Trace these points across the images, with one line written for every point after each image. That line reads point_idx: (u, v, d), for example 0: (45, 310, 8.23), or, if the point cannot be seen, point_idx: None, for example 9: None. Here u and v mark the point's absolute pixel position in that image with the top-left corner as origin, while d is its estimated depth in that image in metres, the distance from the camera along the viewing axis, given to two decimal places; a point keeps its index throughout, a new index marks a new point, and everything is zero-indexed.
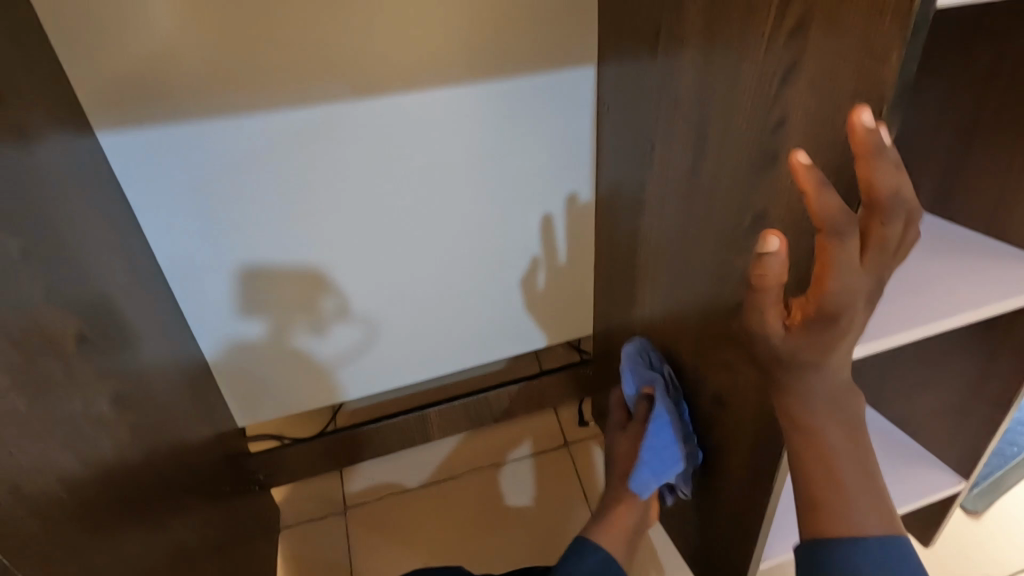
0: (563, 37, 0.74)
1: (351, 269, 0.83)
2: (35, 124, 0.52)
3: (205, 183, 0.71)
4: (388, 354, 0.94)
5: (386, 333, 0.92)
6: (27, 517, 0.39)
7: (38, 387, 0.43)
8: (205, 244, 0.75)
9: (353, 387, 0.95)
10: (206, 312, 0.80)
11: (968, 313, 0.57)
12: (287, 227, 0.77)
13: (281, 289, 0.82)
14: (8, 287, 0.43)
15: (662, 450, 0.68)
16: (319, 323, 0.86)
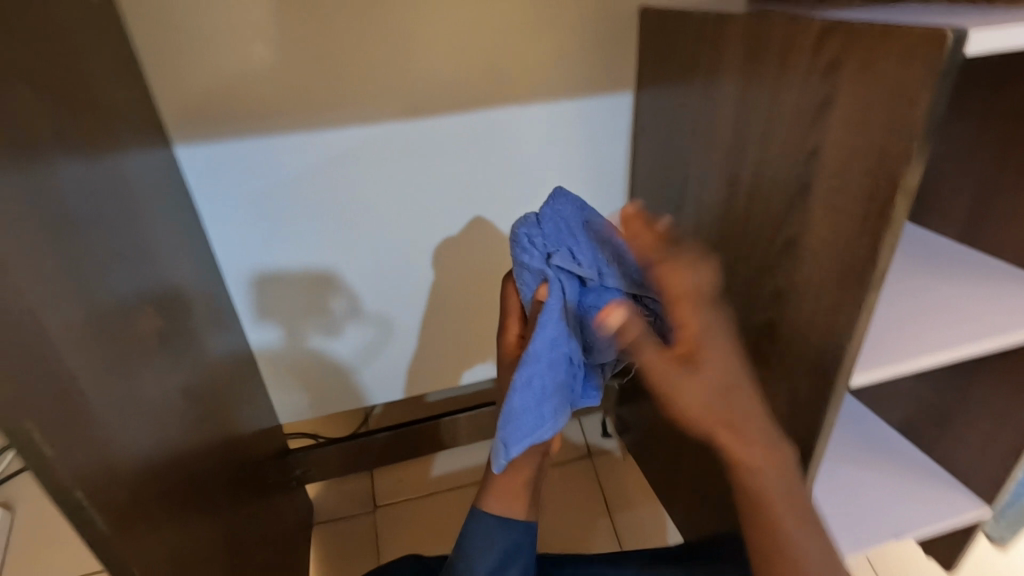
0: (602, 64, 0.79)
1: (368, 273, 0.87)
2: (127, 137, 0.58)
3: (246, 192, 0.76)
4: (400, 356, 0.97)
5: (398, 335, 0.94)
6: (118, 491, 0.43)
7: (127, 375, 0.48)
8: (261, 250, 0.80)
9: (371, 390, 0.99)
10: (258, 313, 0.85)
11: (988, 340, 0.60)
12: (332, 234, 0.82)
13: (303, 293, 0.86)
14: (107, 284, 0.48)
15: (532, 411, 0.54)
16: (333, 324, 0.90)
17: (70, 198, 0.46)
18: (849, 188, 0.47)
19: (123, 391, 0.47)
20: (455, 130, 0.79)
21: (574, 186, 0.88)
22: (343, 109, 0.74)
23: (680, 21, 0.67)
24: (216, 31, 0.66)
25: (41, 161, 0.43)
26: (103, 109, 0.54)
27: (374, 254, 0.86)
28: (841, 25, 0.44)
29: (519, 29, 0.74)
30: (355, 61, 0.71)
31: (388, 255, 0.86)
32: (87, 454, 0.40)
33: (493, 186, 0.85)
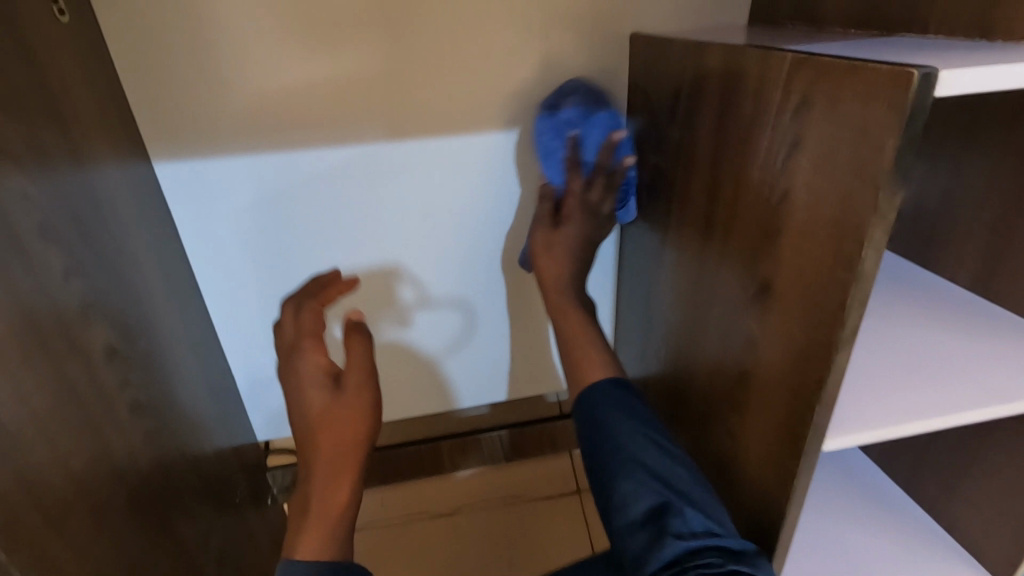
0: (591, 91, 0.77)
1: (427, 261, 0.85)
2: (98, 151, 0.58)
3: (245, 206, 0.76)
4: (489, 337, 0.95)
5: (482, 316, 0.92)
6: (33, 514, 0.42)
7: (65, 391, 0.47)
8: (241, 267, 0.80)
9: (458, 376, 0.98)
10: (237, 333, 0.85)
11: (984, 410, 0.54)
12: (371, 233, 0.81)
13: (365, 287, 0.85)
14: (50, 303, 0.47)
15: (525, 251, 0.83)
16: (404, 315, 0.89)
17: (20, 213, 0.45)
18: (818, 233, 0.43)
19: (57, 409, 0.46)
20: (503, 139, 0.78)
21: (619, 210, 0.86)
22: (325, 129, 0.73)
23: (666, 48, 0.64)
24: (200, 51, 0.66)
25: None
26: (74, 125, 0.54)
27: (437, 255, 0.85)
28: (807, 59, 0.41)
29: (508, 53, 0.73)
30: (340, 83, 0.71)
31: (376, 274, 0.85)
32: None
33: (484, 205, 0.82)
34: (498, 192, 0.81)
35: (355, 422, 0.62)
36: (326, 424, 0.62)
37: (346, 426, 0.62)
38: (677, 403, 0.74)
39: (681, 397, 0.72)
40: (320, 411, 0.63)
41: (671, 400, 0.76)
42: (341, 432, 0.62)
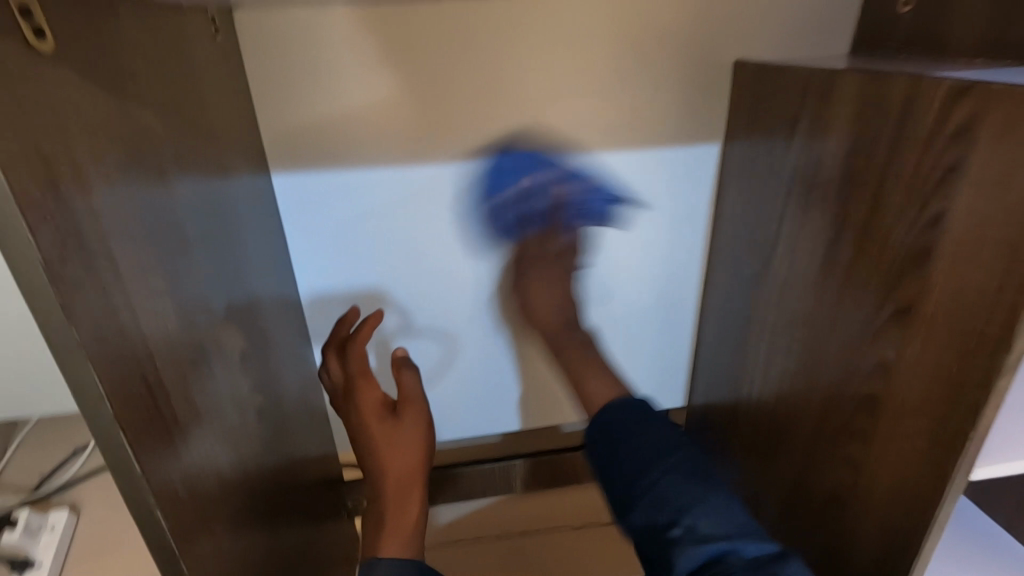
0: (695, 115, 0.77)
1: (408, 288, 0.84)
2: (235, 163, 0.60)
3: (348, 219, 0.78)
4: (473, 366, 0.92)
5: (465, 347, 0.90)
6: (196, 513, 0.43)
7: (213, 391, 0.48)
8: (342, 278, 0.82)
9: (441, 408, 0.96)
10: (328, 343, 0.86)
11: None
12: (376, 256, 0.81)
13: (347, 313, 0.85)
14: (205, 307, 0.48)
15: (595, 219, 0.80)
16: (385, 341, 0.88)
17: (187, 217, 0.46)
18: (986, 259, 0.42)
19: (208, 409, 0.47)
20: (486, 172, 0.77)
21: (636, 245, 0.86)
22: (433, 146, 0.74)
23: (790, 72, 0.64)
24: (325, 68, 0.68)
25: (168, 181, 0.43)
26: (220, 136, 0.56)
27: (422, 279, 0.84)
28: (977, 86, 0.42)
29: (616, 77, 0.73)
30: (452, 103, 0.72)
31: (464, 291, 0.86)
32: (171, 472, 0.40)
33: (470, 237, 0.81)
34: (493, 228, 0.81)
35: (411, 446, 0.68)
36: (387, 452, 0.67)
37: (405, 452, 0.67)
38: (778, 430, 0.73)
39: (784, 422, 0.71)
40: (380, 438, 0.68)
41: (771, 427, 0.75)
42: (401, 457, 0.67)
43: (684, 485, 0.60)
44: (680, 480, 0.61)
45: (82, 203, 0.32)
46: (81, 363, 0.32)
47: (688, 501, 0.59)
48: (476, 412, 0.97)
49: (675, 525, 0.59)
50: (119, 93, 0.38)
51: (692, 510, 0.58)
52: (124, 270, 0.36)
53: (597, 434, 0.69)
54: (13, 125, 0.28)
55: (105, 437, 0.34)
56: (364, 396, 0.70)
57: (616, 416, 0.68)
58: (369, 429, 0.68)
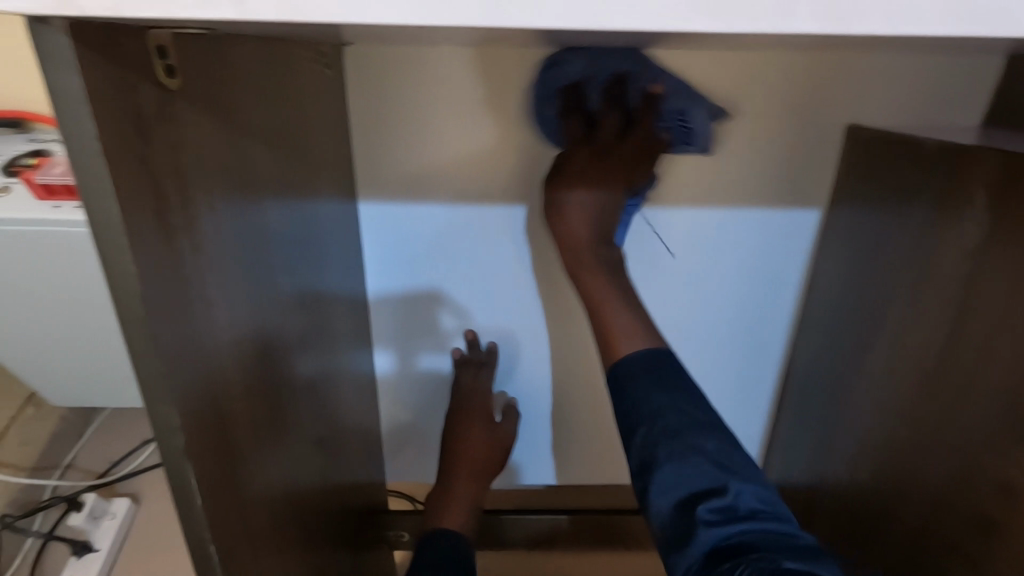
0: (797, 180, 0.72)
1: (467, 296, 0.82)
2: (325, 192, 0.61)
3: (436, 245, 0.77)
4: (523, 389, 0.90)
5: (514, 368, 0.88)
6: (248, 543, 0.43)
7: (281, 420, 0.49)
8: (423, 296, 0.82)
9: None
10: (402, 351, 0.87)
11: None
12: (463, 265, 0.79)
13: (404, 314, 0.84)
14: (282, 337, 0.49)
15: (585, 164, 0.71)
16: (441, 342, 0.86)
17: (274, 247, 0.47)
18: None
19: (272, 440, 0.46)
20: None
21: (714, 325, 0.83)
22: (517, 190, 0.73)
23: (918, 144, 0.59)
24: (419, 106, 0.68)
25: (262, 212, 0.44)
26: (315, 167, 0.57)
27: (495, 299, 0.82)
28: None
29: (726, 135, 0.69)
30: (543, 145, 0.70)
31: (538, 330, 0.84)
32: (228, 506, 0.39)
33: (550, 288, 0.81)
34: (564, 253, 0.78)
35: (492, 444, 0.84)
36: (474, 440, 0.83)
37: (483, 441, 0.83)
38: (865, 531, 0.65)
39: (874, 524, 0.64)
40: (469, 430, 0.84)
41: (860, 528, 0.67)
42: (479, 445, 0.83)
43: (682, 420, 0.54)
44: (711, 445, 0.52)
45: (184, 233, 0.33)
46: (163, 395, 0.32)
47: (717, 470, 0.51)
48: (517, 457, 0.97)
49: (706, 497, 0.50)
50: (228, 127, 0.39)
51: (728, 478, 0.50)
52: (213, 300, 0.37)
53: (609, 387, 0.60)
54: (136, 159, 0.29)
55: (173, 466, 0.34)
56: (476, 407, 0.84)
57: (627, 367, 0.59)
58: (474, 434, 0.84)
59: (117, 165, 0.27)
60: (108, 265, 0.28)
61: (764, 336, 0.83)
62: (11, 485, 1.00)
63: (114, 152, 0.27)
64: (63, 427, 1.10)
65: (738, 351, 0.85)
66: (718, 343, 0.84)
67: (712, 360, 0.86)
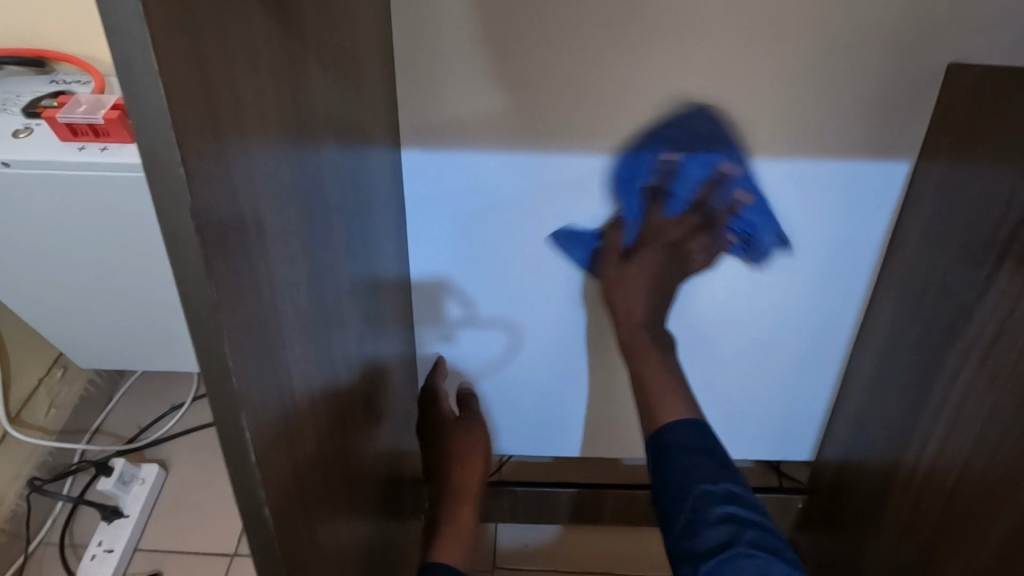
0: (887, 124, 0.65)
1: (477, 277, 0.78)
2: (374, 133, 0.56)
3: (482, 203, 0.72)
4: (541, 364, 0.87)
5: (533, 344, 0.85)
6: (302, 511, 0.39)
7: (334, 374, 0.44)
8: (452, 266, 0.78)
9: (500, 402, 0.91)
10: (420, 332, 0.84)
11: None
12: (498, 229, 0.74)
13: (419, 299, 0.81)
14: (333, 285, 0.44)
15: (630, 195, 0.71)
16: (448, 330, 0.84)
17: (326, 181, 0.41)
18: None
19: (324, 395, 0.42)
20: (609, 225, 0.74)
21: (777, 291, 0.77)
22: (574, 136, 0.67)
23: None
24: (475, 41, 0.62)
25: (315, 137, 0.39)
26: (364, 103, 0.52)
27: (520, 276, 0.78)
28: None
29: (810, 74, 0.62)
30: (607, 86, 0.64)
31: (545, 321, 0.82)
32: (282, 463, 0.35)
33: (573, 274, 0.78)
34: (599, 220, 0.73)
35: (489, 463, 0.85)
36: (471, 457, 0.82)
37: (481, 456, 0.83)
38: (955, 515, 0.60)
39: (967, 507, 0.58)
40: (461, 443, 0.83)
41: (949, 509, 0.61)
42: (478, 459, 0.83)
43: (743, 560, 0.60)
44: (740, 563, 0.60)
45: (235, 139, 0.27)
46: (214, 330, 0.27)
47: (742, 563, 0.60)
48: (535, 437, 0.95)
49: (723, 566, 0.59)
50: (279, 22, 0.33)
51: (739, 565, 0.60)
52: (267, 227, 0.31)
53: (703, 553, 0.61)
54: (182, 36, 0.23)
55: (225, 417, 0.29)
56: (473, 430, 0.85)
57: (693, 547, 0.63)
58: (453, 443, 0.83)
59: (160, 37, 0.22)
60: (153, 165, 0.23)
61: (833, 302, 0.78)
62: (40, 448, 0.99)
63: (160, 19, 0.22)
64: (91, 392, 1.08)
65: (802, 319, 0.79)
66: (782, 310, 0.79)
67: (773, 329, 0.81)
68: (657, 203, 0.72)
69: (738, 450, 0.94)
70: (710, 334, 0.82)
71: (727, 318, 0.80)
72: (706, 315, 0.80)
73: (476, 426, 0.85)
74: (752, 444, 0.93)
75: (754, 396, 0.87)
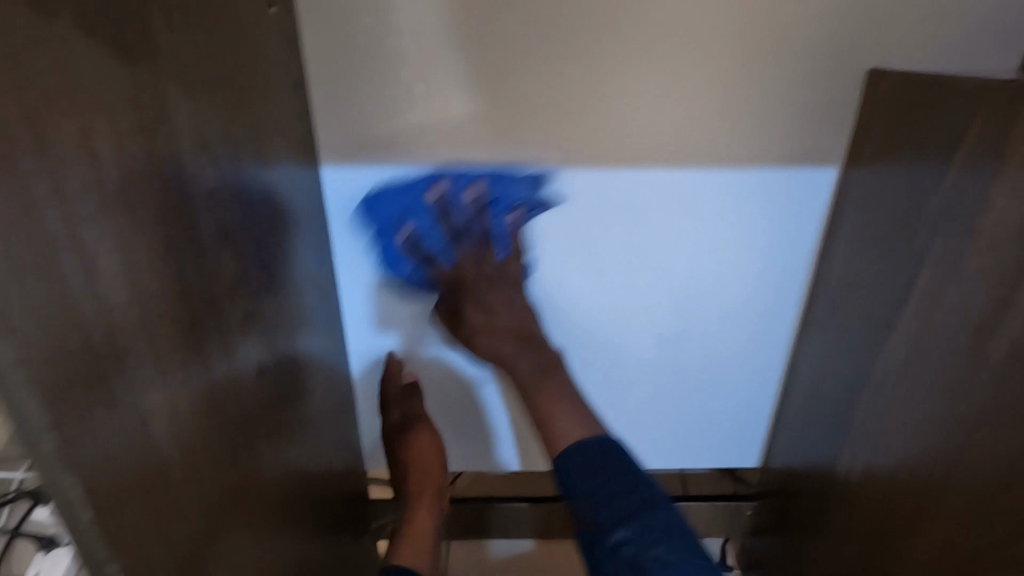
0: (813, 132, 0.65)
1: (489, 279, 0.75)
2: (280, 154, 0.54)
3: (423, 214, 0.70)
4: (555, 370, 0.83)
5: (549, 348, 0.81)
6: (173, 563, 0.37)
7: (221, 412, 0.42)
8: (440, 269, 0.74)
9: (497, 416, 0.87)
10: (385, 344, 0.80)
11: None
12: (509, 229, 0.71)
13: (419, 304, 0.77)
14: (217, 320, 0.42)
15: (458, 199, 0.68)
16: (451, 338, 0.79)
17: (203, 210, 0.39)
18: None
19: (205, 436, 0.40)
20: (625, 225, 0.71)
21: (727, 300, 0.76)
22: (498, 150, 0.66)
23: (958, 88, 0.51)
24: (389, 57, 0.60)
25: (181, 168, 0.37)
26: (264, 123, 0.50)
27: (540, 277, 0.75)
28: None
29: (730, 81, 0.62)
30: (527, 97, 0.63)
31: (560, 324, 0.79)
32: (138, 517, 0.33)
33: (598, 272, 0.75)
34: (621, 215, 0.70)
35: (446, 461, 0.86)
36: (423, 462, 0.84)
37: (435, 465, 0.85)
38: (884, 526, 0.60)
39: (893, 517, 0.58)
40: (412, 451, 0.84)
41: (875, 518, 0.61)
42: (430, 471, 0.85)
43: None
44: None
45: (42, 182, 0.26)
46: (20, 388, 0.25)
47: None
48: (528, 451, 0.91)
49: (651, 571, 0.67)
50: (119, 58, 0.31)
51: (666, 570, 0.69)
52: (105, 273, 0.30)
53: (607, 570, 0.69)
54: None
55: (47, 475, 0.28)
56: (420, 440, 0.84)
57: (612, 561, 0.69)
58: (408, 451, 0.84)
59: None
60: None
61: (774, 308, 0.77)
62: None
63: None
64: None
65: (745, 328, 0.79)
66: (746, 315, 0.78)
67: (734, 335, 0.79)
68: (655, 205, 0.69)
69: (692, 461, 0.92)
70: (698, 347, 0.80)
71: (720, 319, 0.78)
72: (711, 316, 0.78)
73: (427, 429, 0.84)
74: (704, 458, 0.91)
75: (706, 405, 0.86)
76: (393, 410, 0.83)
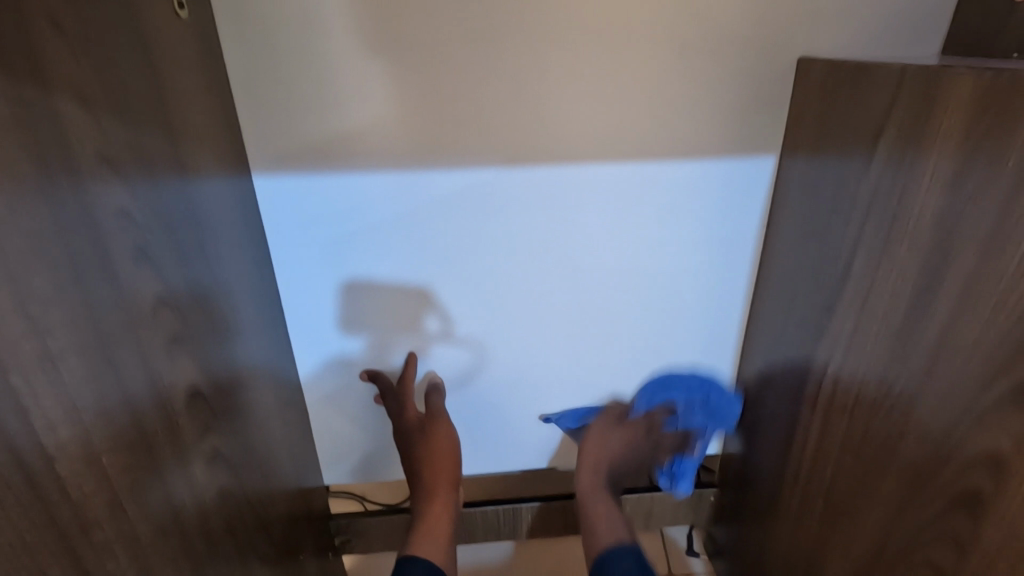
0: (749, 123, 0.66)
1: (456, 280, 0.73)
2: (204, 165, 0.51)
3: (368, 219, 0.68)
4: (526, 368, 0.81)
5: (520, 347, 0.79)
6: None
7: (147, 441, 0.40)
8: (409, 270, 0.72)
9: (477, 417, 0.85)
10: (341, 355, 0.78)
11: None
12: (477, 225, 0.70)
13: (391, 308, 0.75)
14: (136, 345, 0.39)
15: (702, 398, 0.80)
16: (422, 344, 0.78)
17: (111, 230, 0.37)
18: None
19: (130, 467, 0.38)
20: (593, 218, 0.71)
21: (695, 288, 0.77)
22: (438, 153, 0.65)
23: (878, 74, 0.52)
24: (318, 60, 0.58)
25: (81, 187, 0.34)
26: (183, 133, 0.48)
27: (511, 272, 0.74)
28: None
29: (667, 75, 0.62)
30: (465, 98, 0.62)
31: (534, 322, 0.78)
32: (43, 564, 0.30)
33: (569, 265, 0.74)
34: (589, 207, 0.70)
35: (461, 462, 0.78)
36: (437, 459, 0.76)
37: (451, 462, 0.76)
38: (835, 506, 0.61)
39: (841, 496, 0.59)
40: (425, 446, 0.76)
41: (825, 498, 0.62)
42: (447, 465, 0.76)
43: None
44: None
45: None
46: None
47: None
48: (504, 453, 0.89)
49: None
50: None
51: None
52: None
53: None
54: None
55: None
56: (438, 438, 0.77)
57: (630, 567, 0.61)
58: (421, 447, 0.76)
59: None
60: None
61: (721, 301, 0.78)
62: None
63: None
64: None
65: (689, 323, 0.80)
66: (714, 304, 0.78)
67: (694, 326, 0.80)
68: (611, 199, 0.69)
69: None
70: (661, 341, 0.81)
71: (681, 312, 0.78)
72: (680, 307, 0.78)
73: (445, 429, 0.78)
74: None
75: None
76: (411, 406, 0.78)
